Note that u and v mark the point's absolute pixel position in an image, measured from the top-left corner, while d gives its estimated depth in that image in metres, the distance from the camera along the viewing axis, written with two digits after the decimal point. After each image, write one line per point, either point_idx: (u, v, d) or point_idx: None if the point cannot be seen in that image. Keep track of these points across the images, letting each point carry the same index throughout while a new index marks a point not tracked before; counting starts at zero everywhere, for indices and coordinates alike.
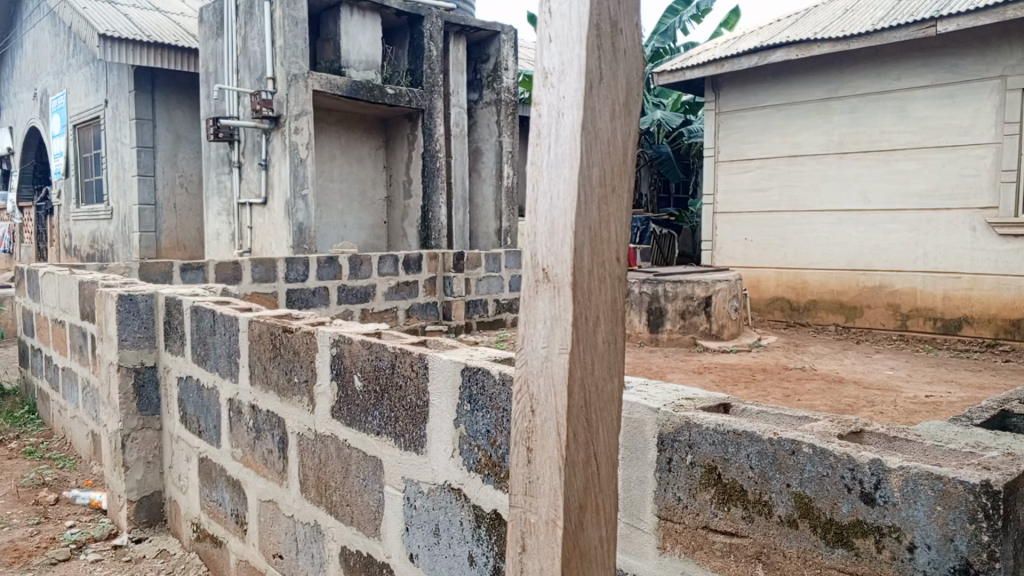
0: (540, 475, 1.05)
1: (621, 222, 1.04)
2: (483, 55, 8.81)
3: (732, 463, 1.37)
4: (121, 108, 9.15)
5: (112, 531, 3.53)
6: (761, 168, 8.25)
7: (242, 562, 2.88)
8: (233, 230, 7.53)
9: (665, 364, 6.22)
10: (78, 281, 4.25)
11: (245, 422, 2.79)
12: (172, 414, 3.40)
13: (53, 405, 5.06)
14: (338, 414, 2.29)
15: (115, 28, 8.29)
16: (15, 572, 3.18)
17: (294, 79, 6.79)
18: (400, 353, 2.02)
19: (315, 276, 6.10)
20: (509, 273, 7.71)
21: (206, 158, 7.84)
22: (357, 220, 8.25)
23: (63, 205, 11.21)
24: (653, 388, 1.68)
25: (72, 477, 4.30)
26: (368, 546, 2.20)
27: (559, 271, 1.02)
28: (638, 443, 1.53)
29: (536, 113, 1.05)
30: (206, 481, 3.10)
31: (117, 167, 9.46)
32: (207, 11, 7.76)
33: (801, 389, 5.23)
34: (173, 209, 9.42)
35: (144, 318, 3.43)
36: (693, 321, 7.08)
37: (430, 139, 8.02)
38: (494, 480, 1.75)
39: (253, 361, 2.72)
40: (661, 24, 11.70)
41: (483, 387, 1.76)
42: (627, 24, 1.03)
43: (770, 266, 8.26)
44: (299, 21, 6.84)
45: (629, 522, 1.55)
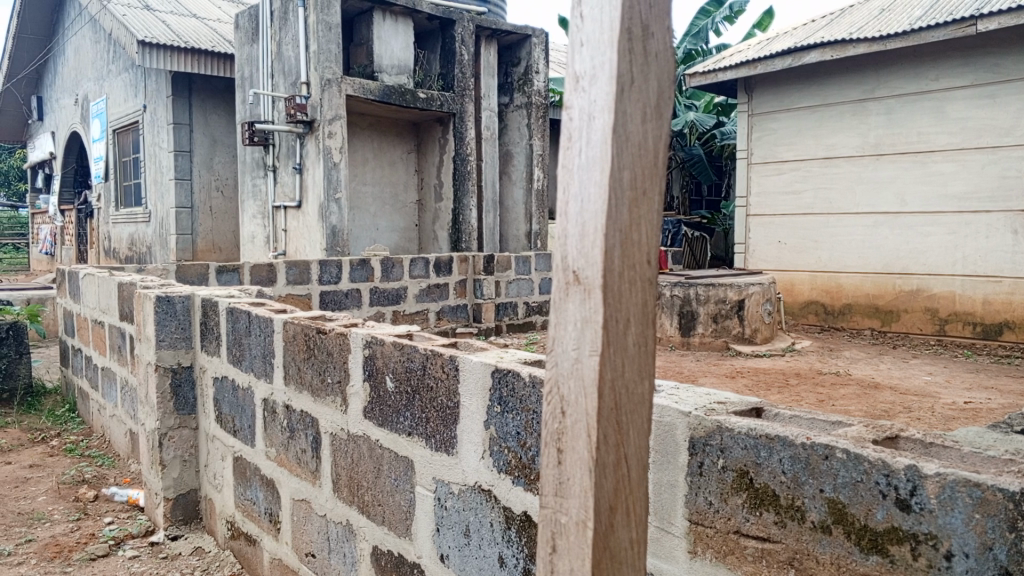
0: (570, 476, 1.05)
1: (652, 225, 1.04)
2: (513, 59, 8.84)
3: (764, 468, 1.37)
4: (159, 113, 9.34)
5: (149, 527, 3.60)
6: (795, 170, 8.16)
7: (276, 560, 2.92)
8: (268, 232, 7.64)
9: (697, 367, 6.18)
10: (118, 282, 4.35)
11: (279, 422, 2.83)
12: (208, 413, 3.47)
13: (93, 404, 5.17)
14: (370, 415, 2.31)
15: (154, 34, 8.46)
16: (56, 566, 3.26)
17: (327, 84, 6.87)
18: (431, 354, 2.03)
19: (348, 278, 6.16)
20: (539, 276, 7.72)
21: (242, 163, 7.97)
22: (389, 222, 8.32)
23: (103, 208, 11.46)
24: (684, 391, 1.67)
25: (111, 475, 4.40)
26: (399, 545, 2.22)
27: (590, 274, 1.02)
28: (669, 447, 1.52)
29: (567, 116, 1.06)
30: (240, 480, 3.15)
31: (155, 170, 9.65)
32: (242, 17, 7.89)
33: (836, 394, 5.16)
34: (210, 211, 9.58)
35: (181, 319, 3.49)
36: (726, 325, 7.01)
37: (461, 142, 8.06)
38: (524, 482, 1.75)
39: (288, 361, 2.76)
40: (693, 26, 11.65)
41: (513, 389, 1.76)
42: (658, 28, 1.03)
43: (804, 269, 8.16)
44: (332, 26, 6.92)
45: (659, 525, 1.55)
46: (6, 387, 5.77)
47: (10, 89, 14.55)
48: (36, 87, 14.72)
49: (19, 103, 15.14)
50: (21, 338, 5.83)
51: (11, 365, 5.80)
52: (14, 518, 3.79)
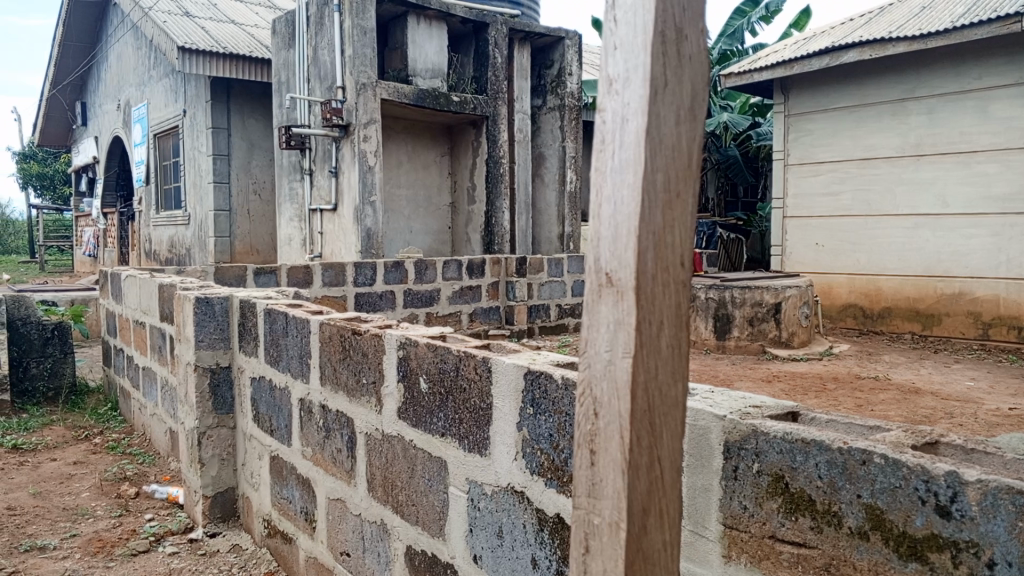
0: (603, 477, 1.05)
1: (687, 227, 1.03)
2: (547, 61, 8.84)
3: (800, 472, 1.35)
4: (199, 118, 9.52)
5: (188, 525, 3.67)
6: (833, 171, 8.04)
7: (311, 559, 2.95)
8: (305, 235, 7.74)
9: (733, 371, 6.13)
10: (158, 284, 4.44)
11: (315, 421, 2.87)
12: (245, 413, 3.52)
13: (134, 403, 5.28)
14: (404, 415, 2.34)
15: (193, 40, 8.63)
16: (99, 561, 3.34)
17: (363, 89, 6.95)
18: (464, 356, 2.05)
19: (382, 280, 6.21)
20: (572, 278, 7.71)
21: (279, 166, 8.08)
22: (423, 225, 8.37)
23: (144, 211, 11.71)
24: (718, 395, 1.66)
25: (151, 472, 4.49)
26: (432, 546, 2.24)
27: (623, 277, 1.03)
28: (704, 451, 1.51)
29: (601, 119, 1.06)
30: (277, 479, 3.20)
31: (194, 174, 9.83)
32: (280, 23, 8.03)
33: (875, 399, 5.07)
34: (248, 214, 9.74)
35: (219, 320, 3.56)
36: (762, 328, 6.93)
37: (494, 145, 8.09)
38: (556, 484, 1.76)
39: (324, 362, 2.79)
40: (728, 26, 11.54)
41: (546, 391, 1.77)
42: (692, 30, 1.03)
43: (842, 272, 8.03)
44: (367, 31, 7.00)
45: (693, 529, 1.54)
46: (51, 386, 5.94)
47: (56, 96, 14.96)
48: (81, 94, 15.12)
49: (65, 109, 15.57)
50: (66, 338, 5.98)
51: (57, 365, 5.96)
52: (59, 513, 3.90)
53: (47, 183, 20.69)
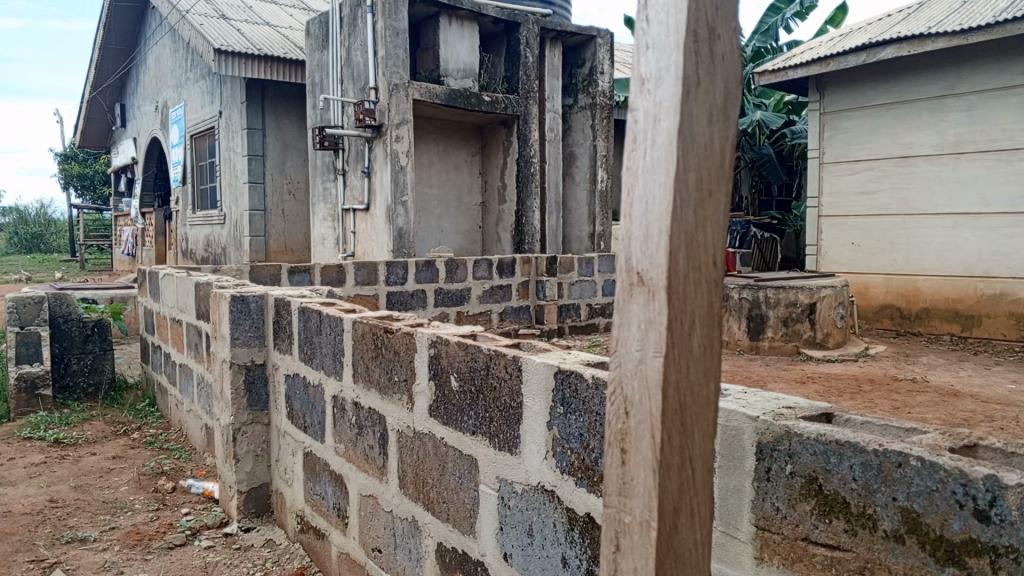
0: (634, 476, 1.06)
1: (719, 227, 1.03)
2: (578, 60, 8.83)
3: (834, 474, 1.34)
4: (234, 119, 9.67)
5: (223, 519, 3.73)
6: (869, 170, 7.90)
7: (343, 555, 2.98)
8: (338, 234, 7.82)
9: (767, 372, 6.06)
10: (196, 282, 4.52)
11: (348, 418, 2.91)
12: (279, 410, 3.57)
13: (171, 398, 5.39)
14: (435, 413, 2.35)
15: (229, 42, 8.77)
16: (138, 554, 3.42)
17: (395, 89, 7.01)
18: (494, 355, 2.06)
19: (413, 279, 6.25)
20: (603, 277, 7.69)
21: (313, 167, 8.17)
22: (454, 224, 8.40)
23: (181, 211, 11.92)
24: (751, 395, 1.64)
25: (188, 468, 4.57)
26: (463, 543, 2.25)
27: (654, 276, 1.03)
28: (736, 452, 1.50)
29: (633, 118, 1.06)
30: (310, 475, 3.24)
31: (230, 174, 9.99)
32: (314, 24, 8.12)
33: (912, 401, 4.99)
34: (282, 214, 9.88)
35: (254, 318, 3.62)
36: (797, 329, 6.85)
37: (526, 144, 8.11)
38: (586, 483, 1.76)
39: (356, 360, 2.82)
40: (763, 23, 11.41)
41: (576, 391, 1.77)
42: (725, 30, 1.03)
43: (878, 272, 7.89)
44: (399, 32, 7.06)
45: (725, 530, 1.53)
46: (92, 381, 6.07)
47: (96, 98, 15.30)
48: (120, 96, 15.45)
49: (104, 111, 15.93)
50: (106, 335, 6.11)
51: (97, 362, 6.08)
52: (99, 506, 3.99)
53: (87, 184, 21.24)
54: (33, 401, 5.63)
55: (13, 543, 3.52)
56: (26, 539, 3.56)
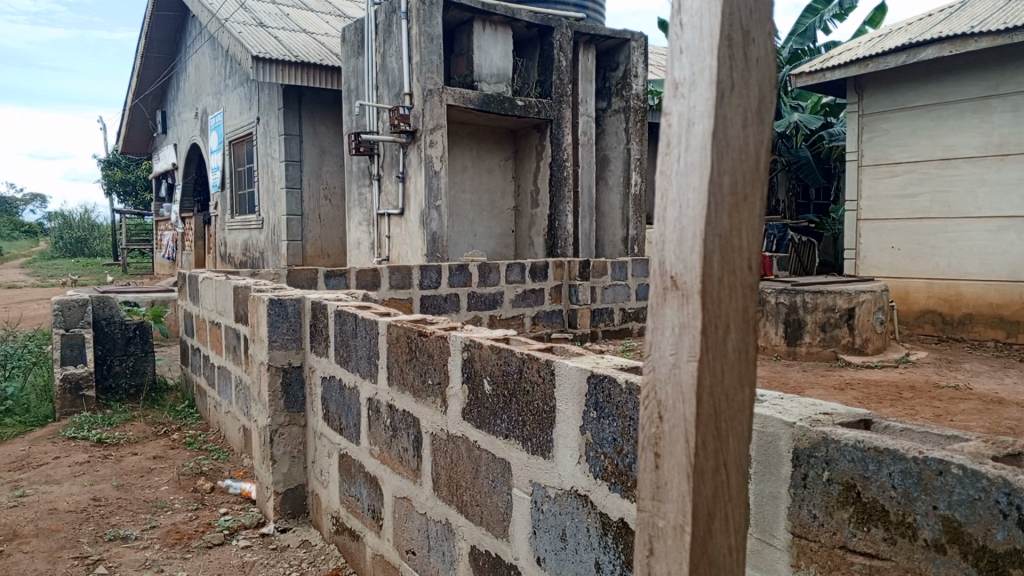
0: (668, 480, 1.05)
1: (754, 230, 1.02)
2: (612, 63, 8.81)
3: (872, 482, 1.32)
4: (272, 125, 9.82)
5: (260, 519, 3.79)
6: (910, 172, 7.76)
7: (378, 556, 3.01)
8: (373, 239, 7.89)
9: (805, 378, 5.98)
10: (234, 286, 4.60)
11: (383, 421, 2.93)
12: (315, 411, 3.62)
13: (210, 400, 5.49)
14: (469, 417, 2.36)
15: (267, 50, 8.92)
16: (177, 552, 3.49)
17: (429, 95, 7.06)
18: (528, 359, 2.06)
19: (447, 283, 6.29)
20: (636, 281, 7.65)
21: (348, 172, 8.27)
22: (487, 228, 8.42)
23: (220, 216, 12.12)
24: (788, 401, 1.63)
25: (226, 468, 4.65)
26: (496, 546, 2.26)
27: (688, 280, 1.02)
28: (772, 458, 1.49)
29: (667, 123, 1.06)
30: (345, 477, 3.27)
31: (267, 180, 10.15)
32: (349, 31, 8.22)
33: (955, 409, 4.88)
34: (318, 218, 10.00)
35: (292, 321, 3.68)
36: (835, 334, 6.74)
37: (559, 148, 8.12)
38: (620, 488, 1.75)
39: (391, 363, 2.85)
40: (800, 24, 11.27)
41: (610, 395, 1.77)
42: (760, 33, 1.02)
43: (919, 276, 7.73)
44: (434, 37, 7.12)
45: (761, 537, 1.51)
46: (133, 383, 6.21)
47: (139, 105, 15.67)
48: (161, 102, 15.78)
49: (146, 118, 16.27)
50: (146, 338, 6.25)
51: (138, 363, 6.22)
52: (140, 505, 4.08)
53: (129, 189, 21.76)
54: (77, 402, 5.77)
55: (58, 540, 3.61)
56: (71, 536, 3.66)
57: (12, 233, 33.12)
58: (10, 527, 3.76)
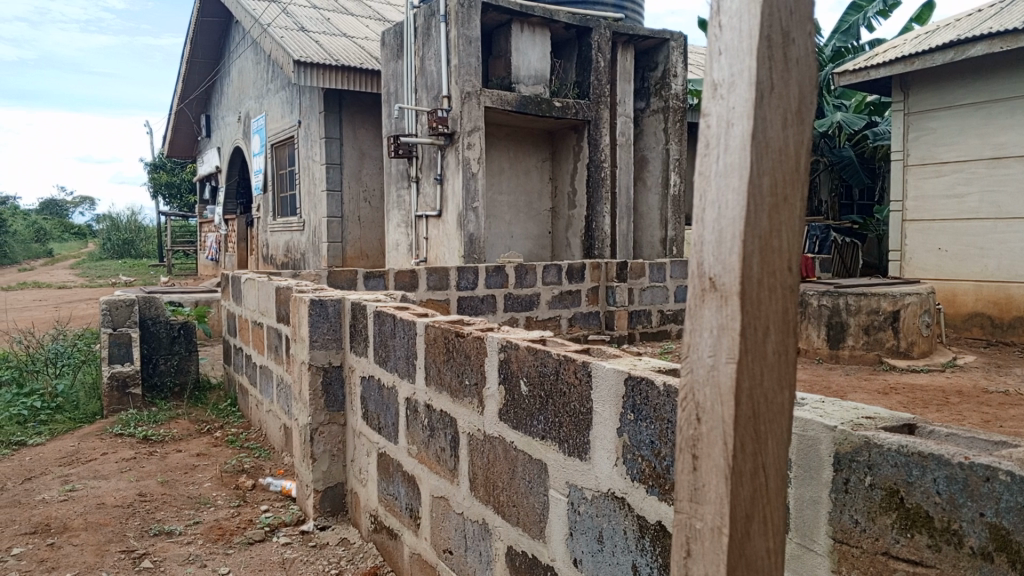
0: (706, 482, 1.05)
1: (794, 231, 1.02)
2: (651, 64, 8.77)
3: (916, 487, 1.29)
4: (313, 128, 9.97)
5: (300, 517, 3.85)
6: (958, 172, 7.58)
7: (415, 556, 3.03)
8: (411, 241, 7.96)
9: (848, 382, 5.86)
10: (276, 286, 4.68)
11: (421, 421, 2.96)
12: (355, 411, 3.66)
13: (252, 399, 5.59)
14: (505, 417, 2.37)
15: (308, 54, 9.06)
16: (220, 548, 3.57)
17: (467, 97, 7.10)
18: (565, 360, 2.06)
19: (483, 284, 6.32)
20: (675, 283, 7.59)
21: (387, 174, 8.35)
22: (524, 230, 8.42)
23: (262, 218, 12.34)
24: (830, 405, 1.60)
25: (267, 466, 4.74)
26: (533, 547, 2.26)
27: (726, 280, 1.02)
28: (813, 462, 1.46)
29: (705, 124, 1.06)
30: (384, 475, 3.31)
31: (309, 182, 10.29)
32: (389, 35, 8.32)
33: (1004, 415, 4.74)
34: (358, 220, 10.12)
35: (332, 321, 3.72)
36: (879, 337, 6.61)
37: (596, 149, 8.10)
38: (658, 491, 1.75)
39: (428, 363, 2.88)
40: (843, 22, 11.09)
41: (647, 397, 1.76)
42: (800, 33, 1.01)
43: (967, 278, 7.54)
44: (472, 40, 7.15)
45: (801, 542, 1.49)
46: (178, 381, 6.36)
47: (184, 109, 16.02)
48: (205, 107, 16.12)
49: (191, 122, 16.63)
50: (191, 337, 6.39)
51: (182, 362, 6.38)
52: (184, 501, 4.17)
53: (174, 192, 22.27)
54: (124, 399, 5.92)
55: (105, 534, 3.71)
56: (118, 530, 3.76)
57: (62, 235, 34.13)
58: (60, 520, 3.88)
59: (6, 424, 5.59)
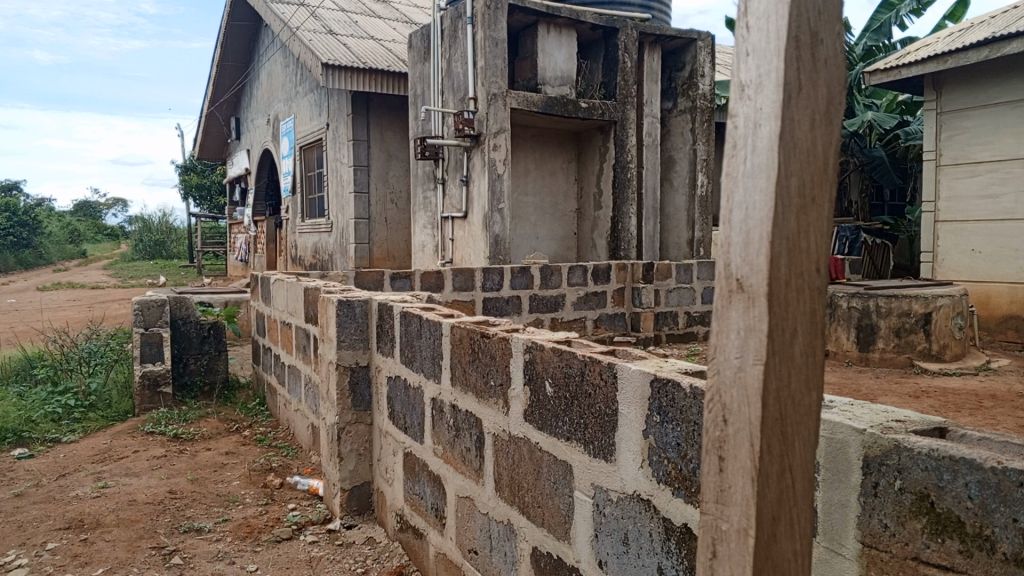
0: (732, 483, 1.05)
1: (822, 233, 1.01)
2: (678, 64, 8.73)
3: (947, 492, 1.28)
4: (341, 130, 10.05)
5: (327, 516, 3.89)
6: (992, 172, 7.44)
7: (441, 555, 3.05)
8: (437, 242, 7.99)
9: (878, 386, 5.78)
10: (304, 287, 4.73)
11: (446, 421, 2.98)
12: (381, 410, 3.68)
13: (280, 398, 5.65)
14: (531, 418, 2.38)
15: (336, 57, 9.13)
16: (248, 545, 3.62)
17: (493, 99, 7.12)
18: (590, 362, 2.06)
19: (509, 285, 6.33)
20: (702, 285, 7.55)
21: (413, 176, 8.39)
22: (549, 230, 8.41)
23: (291, 219, 12.46)
24: (859, 408, 1.58)
25: (294, 465, 4.79)
26: (558, 548, 2.26)
27: (754, 282, 1.02)
28: (842, 465, 1.45)
29: (733, 125, 1.05)
30: (410, 475, 3.33)
31: (336, 184, 10.38)
32: (416, 37, 8.36)
33: None
34: (385, 222, 10.18)
35: (359, 321, 3.75)
36: (910, 340, 6.51)
37: (623, 150, 8.07)
38: (684, 494, 1.74)
39: (454, 363, 2.89)
40: (874, 20, 10.93)
41: (673, 400, 1.76)
42: (829, 33, 1.01)
43: (1002, 280, 7.40)
44: (498, 42, 7.17)
45: (829, 546, 1.47)
46: (207, 380, 6.44)
47: (214, 112, 16.21)
48: (235, 109, 16.30)
49: (221, 124, 16.83)
50: (220, 337, 6.49)
51: (212, 362, 6.47)
52: (213, 499, 4.23)
53: (204, 194, 22.58)
54: (156, 398, 6.02)
55: (136, 530, 3.78)
56: (149, 526, 3.82)
57: (95, 235, 34.76)
58: (93, 516, 3.95)
59: (41, 422, 5.70)
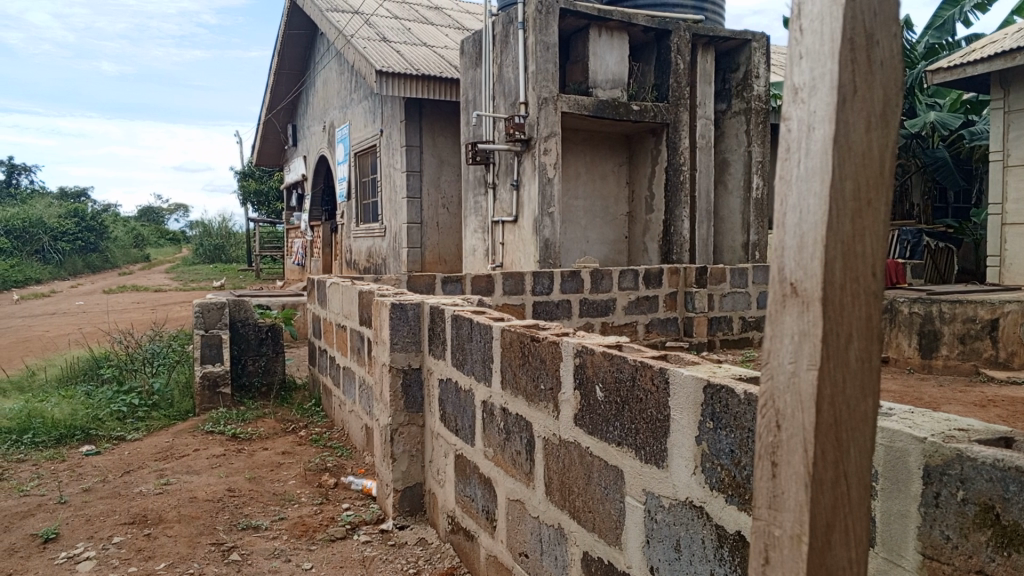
0: (785, 488, 1.04)
1: (878, 237, 0.99)
2: (732, 65, 8.62)
3: (1014, 504, 1.24)
4: (394, 136, 10.19)
5: (380, 515, 3.95)
6: None
7: (491, 557, 3.07)
8: (487, 246, 8.04)
9: (941, 394, 5.59)
10: (358, 290, 4.82)
11: (497, 423, 3.00)
12: (433, 412, 3.72)
13: (335, 399, 5.75)
14: (581, 423, 2.38)
15: (389, 63, 9.27)
16: (304, 543, 3.70)
17: (544, 103, 7.14)
18: (641, 366, 2.06)
19: (559, 289, 6.33)
20: (757, 289, 7.42)
21: (465, 181, 8.45)
22: (600, 234, 8.38)
23: (346, 224, 12.66)
24: (919, 416, 1.54)
25: (348, 465, 4.88)
26: (609, 553, 2.26)
27: (808, 287, 1.01)
28: (901, 474, 1.41)
29: (786, 127, 1.04)
30: (461, 477, 3.36)
31: (390, 190, 10.52)
32: (468, 43, 8.43)
33: None
34: (437, 226, 10.29)
35: (411, 324, 3.80)
36: (976, 347, 6.29)
37: (675, 152, 8.01)
38: (738, 500, 1.72)
39: (504, 367, 2.91)
40: (937, 17, 10.61)
41: (727, 406, 1.73)
42: (885, 35, 0.99)
43: None
44: (550, 46, 7.18)
45: (888, 557, 1.44)
46: (265, 381, 6.60)
47: (271, 120, 16.59)
48: (292, 116, 16.65)
49: (278, 132, 17.21)
50: (278, 339, 6.64)
51: (270, 363, 6.63)
52: (270, 497, 4.34)
53: (263, 200, 23.16)
54: (215, 398, 6.20)
55: (197, 526, 3.90)
56: (209, 523, 3.94)
57: (159, 240, 36.05)
58: (156, 512, 4.09)
59: (108, 420, 5.93)
